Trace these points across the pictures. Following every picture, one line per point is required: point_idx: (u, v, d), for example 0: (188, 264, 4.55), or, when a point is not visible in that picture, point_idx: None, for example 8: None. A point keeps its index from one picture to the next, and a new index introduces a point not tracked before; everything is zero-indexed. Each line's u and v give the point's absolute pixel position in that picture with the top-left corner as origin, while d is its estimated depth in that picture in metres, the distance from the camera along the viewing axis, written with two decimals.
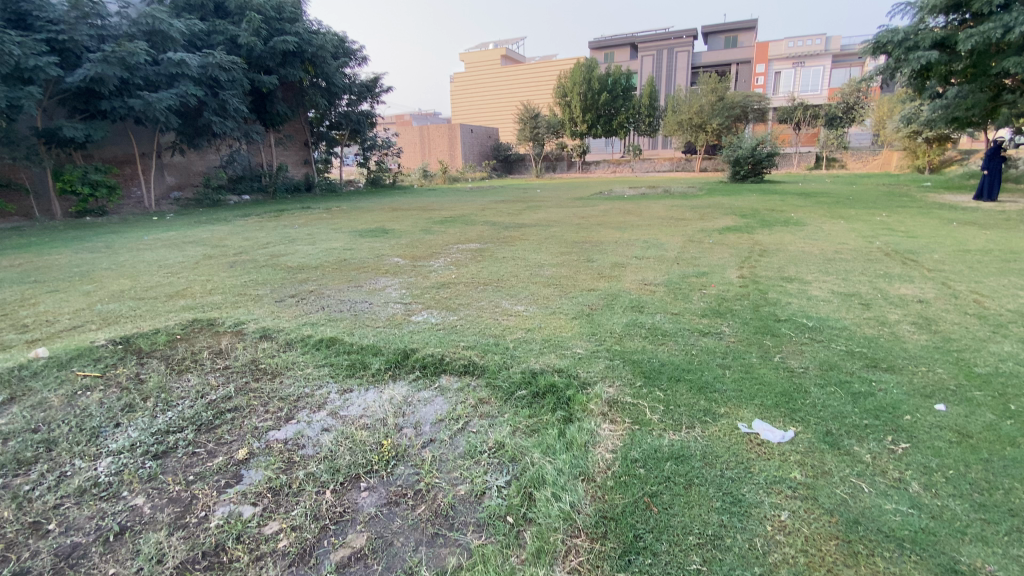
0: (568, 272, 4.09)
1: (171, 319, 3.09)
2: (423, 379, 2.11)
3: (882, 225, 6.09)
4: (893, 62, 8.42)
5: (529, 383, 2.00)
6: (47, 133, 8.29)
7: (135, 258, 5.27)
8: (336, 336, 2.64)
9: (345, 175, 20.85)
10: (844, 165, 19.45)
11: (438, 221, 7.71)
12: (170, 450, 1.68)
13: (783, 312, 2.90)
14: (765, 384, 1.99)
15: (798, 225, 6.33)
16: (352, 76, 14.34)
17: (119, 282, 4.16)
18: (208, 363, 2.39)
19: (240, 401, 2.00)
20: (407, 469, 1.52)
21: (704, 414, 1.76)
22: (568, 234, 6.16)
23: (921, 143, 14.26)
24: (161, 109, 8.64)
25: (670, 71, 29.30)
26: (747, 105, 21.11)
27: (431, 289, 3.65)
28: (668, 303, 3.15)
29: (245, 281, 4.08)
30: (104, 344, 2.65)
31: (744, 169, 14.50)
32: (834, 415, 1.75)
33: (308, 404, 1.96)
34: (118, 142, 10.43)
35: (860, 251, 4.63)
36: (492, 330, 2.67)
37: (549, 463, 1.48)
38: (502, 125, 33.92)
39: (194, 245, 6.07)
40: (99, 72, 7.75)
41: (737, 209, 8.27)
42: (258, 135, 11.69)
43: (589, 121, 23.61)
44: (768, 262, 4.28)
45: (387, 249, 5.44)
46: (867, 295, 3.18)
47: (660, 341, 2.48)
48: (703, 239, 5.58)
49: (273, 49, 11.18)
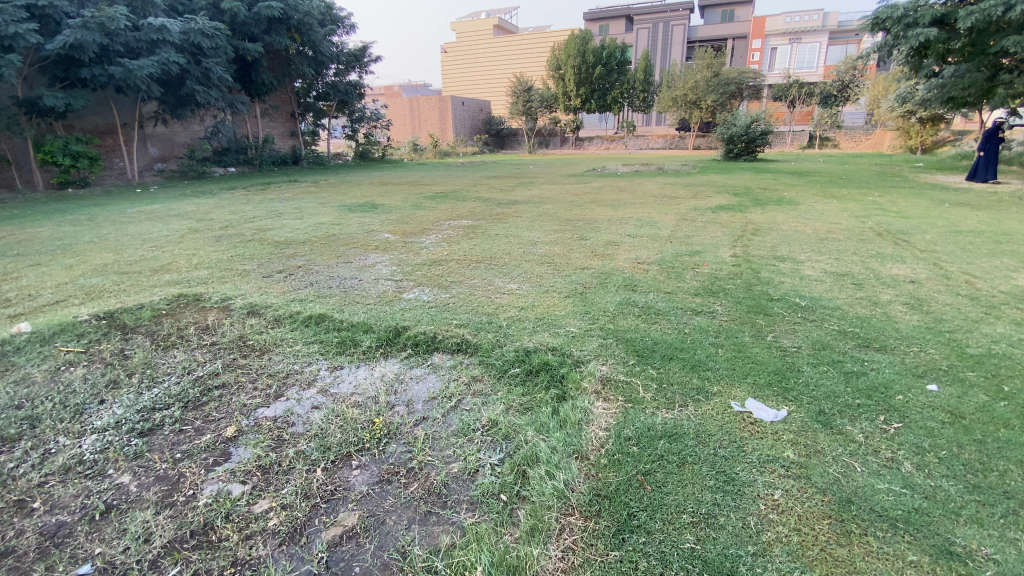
0: (560, 250, 4.04)
1: (156, 294, 3.01)
2: (415, 357, 2.08)
3: (874, 205, 6.09)
4: (891, 39, 8.31)
5: (522, 361, 1.98)
6: (25, 101, 7.98)
7: (118, 231, 5.13)
8: (326, 313, 2.60)
9: (333, 149, 20.43)
10: (837, 144, 19.40)
11: (429, 196, 7.59)
12: (157, 427, 1.64)
13: (776, 292, 2.89)
14: (758, 363, 1.99)
15: (791, 204, 6.31)
16: (339, 45, 13.91)
17: (102, 256, 4.05)
18: (194, 339, 2.34)
19: (228, 378, 1.96)
20: (398, 447, 1.51)
21: (697, 392, 1.76)
22: (561, 211, 6.10)
23: (914, 123, 14.23)
24: (143, 77, 8.33)
25: (666, 45, 28.81)
26: (742, 81, 20.86)
27: (422, 266, 3.60)
28: (661, 282, 3.13)
29: (232, 256, 4.00)
30: (87, 319, 2.59)
31: (738, 147, 14.40)
32: (826, 394, 1.75)
33: (298, 381, 1.93)
34: (98, 111, 10.08)
35: (853, 231, 4.63)
36: (484, 308, 2.64)
37: (543, 442, 1.46)
38: (494, 99, 33.26)
39: (179, 219, 5.93)
40: (79, 39, 7.43)
41: (730, 188, 8.22)
42: (243, 105, 11.35)
43: (583, 95, 23.23)
44: (761, 241, 4.27)
45: (377, 224, 5.35)
46: (860, 275, 3.19)
47: (653, 320, 2.47)
48: (696, 218, 5.54)
49: (258, 15, 10.77)
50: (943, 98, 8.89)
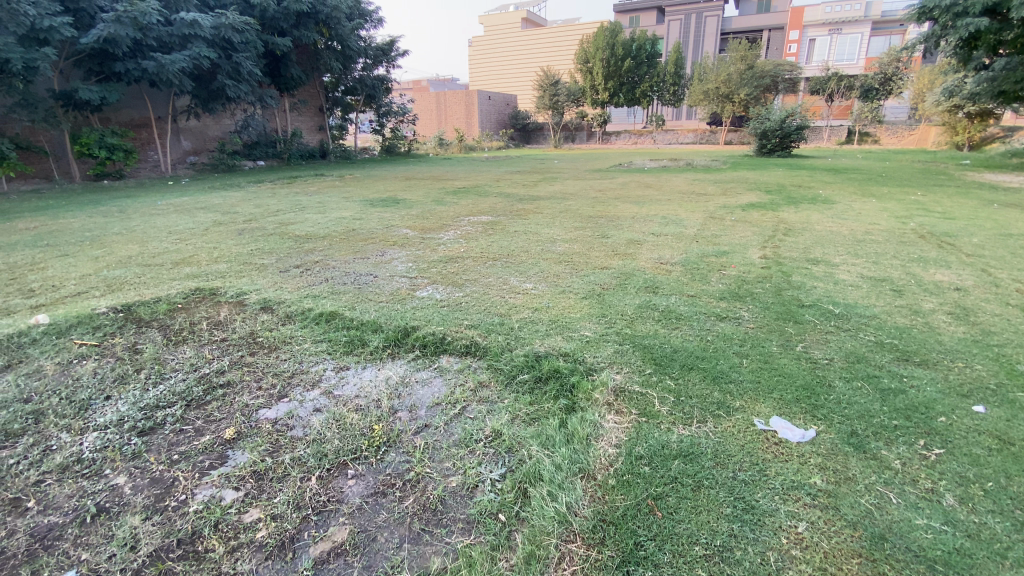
0: (580, 248, 3.94)
1: (174, 288, 3.03)
2: (422, 359, 2.02)
3: (916, 205, 5.77)
4: (938, 29, 7.90)
5: (531, 367, 1.89)
6: (63, 95, 8.25)
7: (146, 223, 5.25)
8: (336, 311, 2.56)
9: (361, 143, 20.62)
10: (877, 140, 18.59)
11: (451, 191, 7.56)
12: (158, 426, 1.62)
13: (807, 297, 2.73)
14: (785, 376, 1.86)
15: (827, 203, 6.03)
16: (367, 39, 13.99)
17: (128, 247, 4.13)
18: (205, 334, 2.33)
19: (234, 376, 1.93)
20: (397, 456, 1.44)
21: (718, 407, 1.65)
22: (584, 207, 5.98)
23: (961, 118, 13.49)
24: (174, 72, 8.50)
25: (698, 37, 28.13)
26: (778, 74, 20.19)
27: (438, 263, 3.54)
28: (685, 284, 3.00)
29: (252, 249, 4.02)
30: (104, 312, 2.62)
31: (772, 142, 13.91)
32: (860, 413, 1.61)
33: (303, 381, 1.89)
34: (134, 105, 10.37)
35: (892, 232, 4.38)
36: (497, 309, 2.56)
37: (547, 458, 1.38)
38: (521, 93, 33.04)
39: (205, 211, 6.02)
40: (112, 33, 7.61)
41: (762, 185, 7.93)
42: (272, 99, 11.52)
43: (612, 88, 22.84)
44: (793, 242, 4.08)
45: (397, 220, 5.32)
46: (899, 281, 2.98)
47: (673, 325, 2.35)
48: (725, 216, 5.34)
49: (287, 9, 10.89)
50: (993, 92, 8.23)
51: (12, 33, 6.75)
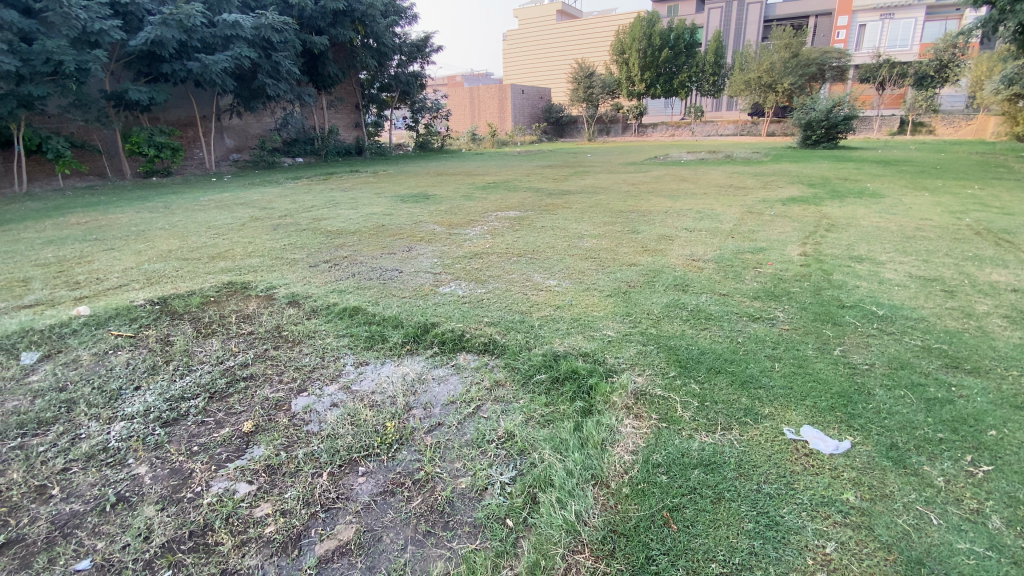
0: (609, 244, 3.85)
1: (208, 282, 3.13)
2: (440, 356, 2.00)
3: (973, 199, 5.39)
4: (998, 14, 7.43)
5: (549, 367, 1.84)
6: (114, 96, 8.67)
7: (187, 218, 5.46)
8: (360, 306, 2.57)
9: (396, 139, 20.90)
10: (933, 131, 17.50)
11: (481, 186, 7.56)
12: (181, 417, 1.67)
13: (848, 297, 2.57)
14: (819, 382, 1.75)
15: (875, 198, 5.70)
16: (402, 36, 14.14)
17: (169, 242, 4.30)
18: (232, 327, 2.38)
19: (256, 369, 1.96)
20: (409, 455, 1.41)
21: (745, 414, 1.56)
22: (614, 202, 5.86)
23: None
24: (217, 72, 8.80)
25: (740, 25, 27.22)
26: (825, 62, 19.31)
27: (463, 259, 3.53)
28: (717, 282, 2.88)
29: (285, 244, 4.11)
30: (142, 304, 2.72)
31: (817, 133, 13.31)
32: (902, 424, 1.50)
33: (322, 375, 1.90)
34: (180, 105, 10.81)
35: (945, 228, 4.10)
36: (519, 306, 2.52)
37: (559, 463, 1.33)
38: (555, 86, 32.77)
39: (243, 207, 6.21)
40: (159, 35, 7.94)
41: (805, 178, 7.58)
42: (310, 97, 11.78)
43: (648, 80, 22.35)
44: (836, 238, 3.87)
45: (426, 215, 5.34)
46: (952, 281, 2.77)
47: (702, 325, 2.25)
48: (763, 211, 5.12)
49: (324, 8, 11.12)
50: None
51: (66, 36, 7.14)
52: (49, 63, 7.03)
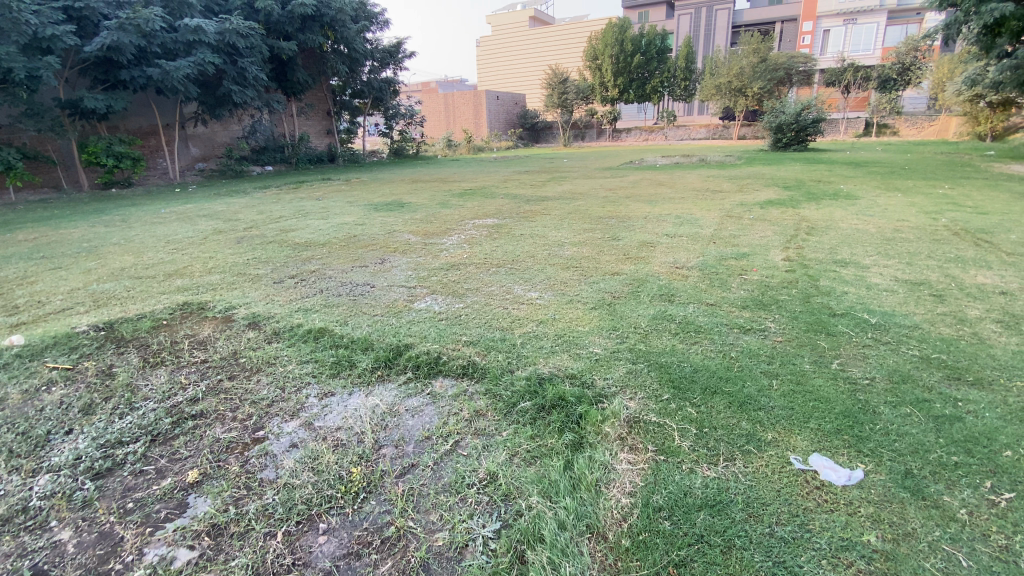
0: (590, 252, 3.73)
1: (161, 303, 2.89)
2: (414, 383, 1.83)
3: (945, 199, 5.45)
4: (962, 15, 7.57)
5: (534, 393, 1.69)
6: (69, 104, 8.24)
7: (145, 232, 5.15)
8: (326, 327, 2.38)
9: (370, 146, 20.57)
10: (896, 132, 18.05)
11: (458, 193, 7.40)
12: (116, 467, 1.47)
13: (838, 304, 2.49)
14: (821, 402, 1.63)
15: (850, 199, 5.74)
16: (373, 42, 13.92)
17: (122, 259, 4.01)
18: (184, 356, 2.16)
19: (208, 406, 1.76)
20: (377, 506, 1.24)
21: (747, 442, 1.43)
22: (594, 208, 5.77)
23: (983, 107, 12.98)
24: (179, 78, 8.45)
25: (709, 31, 27.75)
26: (792, 67, 19.76)
27: (439, 271, 3.36)
28: (703, 291, 2.78)
29: (249, 259, 3.88)
30: (85, 331, 2.48)
31: (787, 136, 13.53)
32: (915, 448, 1.39)
33: (282, 411, 1.71)
34: (141, 113, 10.38)
35: (923, 229, 4.11)
36: (499, 322, 2.37)
37: (549, 512, 1.18)
38: (529, 92, 32.87)
39: (206, 219, 5.91)
40: (116, 40, 7.59)
41: (780, 180, 7.63)
42: (279, 104, 11.45)
43: (621, 85, 22.52)
44: (817, 242, 3.82)
45: (400, 224, 5.15)
46: (939, 284, 2.73)
47: (692, 339, 2.13)
48: (742, 215, 5.08)
49: (291, 13, 10.84)
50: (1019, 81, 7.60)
51: (14, 43, 6.75)
52: None
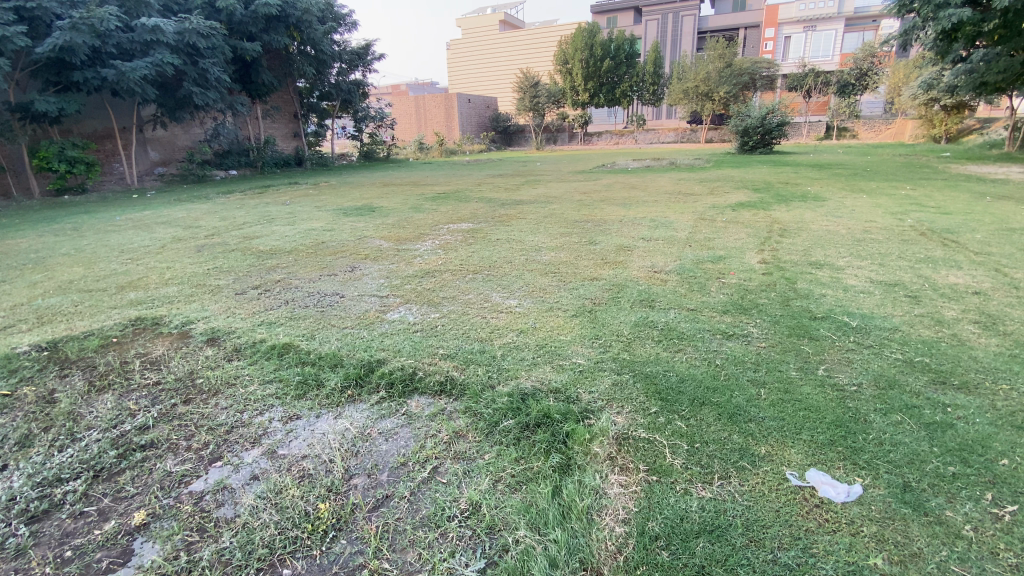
0: (567, 257, 3.66)
1: (112, 318, 2.68)
2: (387, 403, 1.71)
3: (909, 200, 5.61)
4: (920, 20, 7.82)
5: (517, 410, 1.59)
6: (17, 107, 7.77)
7: (99, 242, 4.85)
8: (292, 342, 2.23)
9: (339, 149, 20.15)
10: (856, 135, 18.72)
11: (430, 197, 7.27)
12: (53, 510, 1.30)
13: (818, 307, 2.48)
14: (811, 411, 1.59)
15: (818, 201, 5.86)
16: (341, 43, 13.65)
17: (72, 271, 3.75)
18: (133, 378, 1.99)
19: (159, 434, 1.60)
20: (348, 545, 1.13)
21: (740, 457, 1.37)
22: (568, 211, 5.73)
23: (937, 111, 13.56)
24: (136, 80, 8.05)
25: (676, 36, 28.30)
26: (756, 72, 20.31)
27: (413, 278, 3.24)
28: (683, 296, 2.73)
29: (210, 268, 3.67)
30: (25, 351, 2.27)
31: (753, 139, 13.83)
32: (910, 458, 1.36)
33: (241, 438, 1.57)
34: (96, 115, 9.89)
35: (891, 229, 4.19)
36: (478, 332, 2.28)
37: (539, 549, 1.08)
38: (500, 95, 32.86)
39: (165, 226, 5.61)
40: (68, 40, 7.19)
41: (749, 183, 7.77)
42: (243, 107, 11.08)
43: (592, 89, 22.72)
44: (791, 243, 3.85)
45: (371, 230, 4.99)
46: (913, 285, 2.76)
47: (676, 347, 2.08)
48: (716, 217, 5.12)
49: (255, 14, 10.51)
50: (973, 84, 8.30)
51: None
52: None
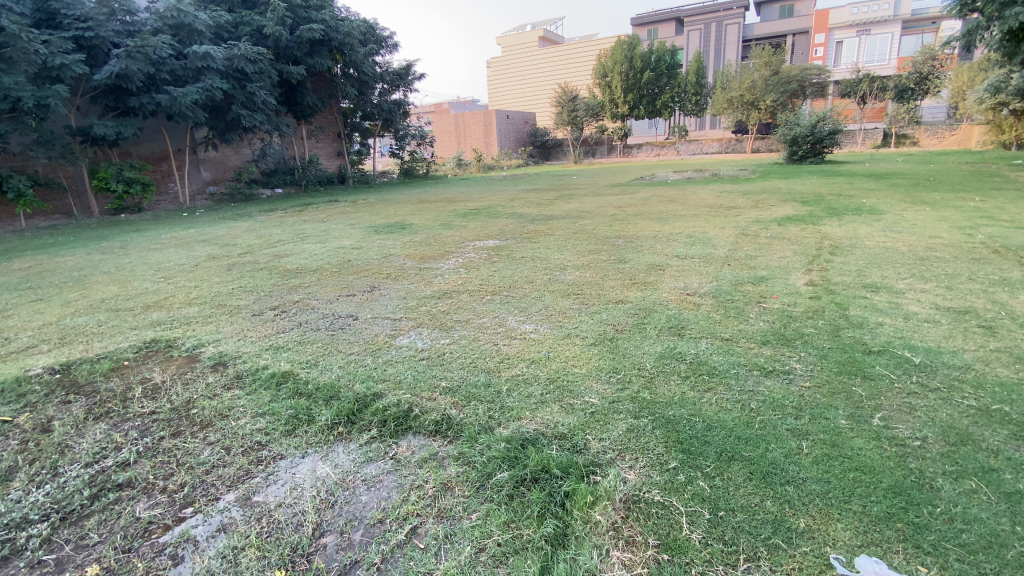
0: (593, 277, 3.47)
1: (128, 340, 2.69)
2: (378, 443, 1.57)
3: (978, 212, 5.11)
4: (984, 20, 7.25)
5: (513, 462, 1.41)
6: (79, 131, 8.30)
7: (139, 260, 5.02)
8: (292, 370, 2.14)
9: (381, 167, 20.66)
10: (916, 142, 17.61)
11: (462, 213, 7.24)
12: (13, 556, 1.23)
13: (873, 339, 2.19)
14: (864, 472, 1.33)
15: (873, 213, 5.42)
16: (382, 65, 14.06)
17: (106, 289, 3.87)
18: (131, 406, 1.94)
19: (138, 472, 1.53)
20: None
21: (773, 532, 1.14)
22: (600, 226, 5.53)
23: (1007, 116, 12.57)
24: (187, 104, 8.45)
25: (719, 45, 27.66)
26: (805, 79, 19.55)
27: (429, 299, 3.13)
28: (716, 323, 2.49)
29: (234, 288, 3.69)
30: (39, 374, 2.28)
31: (803, 149, 13.18)
32: (988, 542, 1.10)
33: (219, 481, 1.46)
34: (152, 138, 10.48)
35: (958, 246, 3.78)
36: (486, 362, 2.11)
37: None
38: (539, 111, 33.05)
39: (204, 245, 5.77)
40: (124, 67, 7.64)
41: (796, 195, 7.32)
42: (289, 127, 11.47)
43: (632, 101, 22.39)
44: (842, 262, 3.51)
45: (398, 248, 4.94)
46: (986, 313, 2.40)
47: (705, 386, 1.84)
48: (758, 232, 4.80)
49: (300, 38, 10.91)
50: None
51: (26, 72, 6.81)
52: (7, 99, 6.72)
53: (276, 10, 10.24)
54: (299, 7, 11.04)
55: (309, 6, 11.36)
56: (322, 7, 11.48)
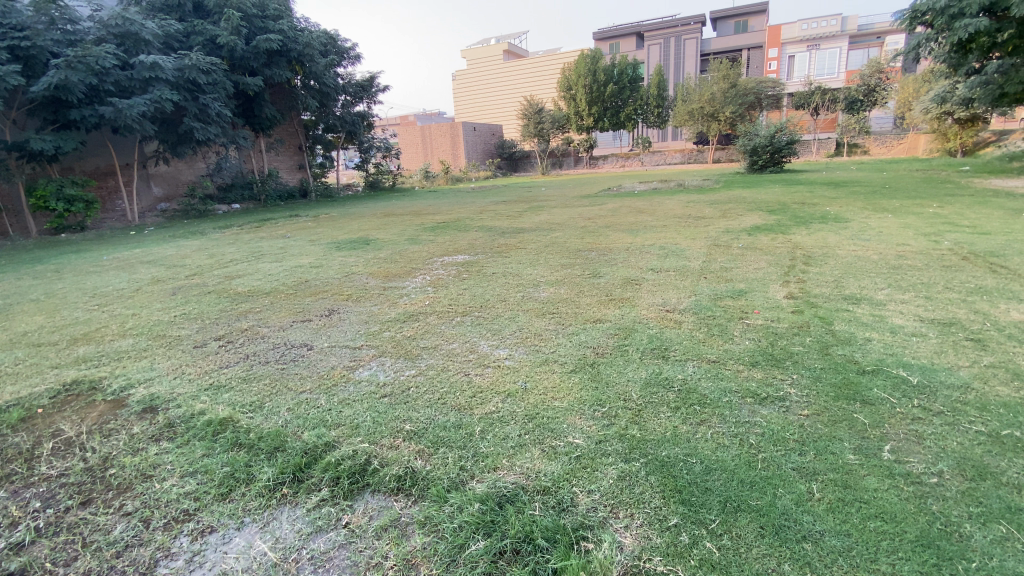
0: (568, 293, 3.31)
1: (45, 382, 2.35)
2: (331, 507, 1.34)
3: (939, 218, 5.22)
4: (932, 33, 7.54)
5: (490, 529, 1.21)
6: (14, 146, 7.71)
7: (74, 285, 4.60)
8: (233, 415, 1.86)
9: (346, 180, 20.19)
10: (867, 151, 18.44)
11: (429, 227, 7.02)
12: None
13: (864, 357, 2.08)
14: (885, 521, 1.18)
15: (839, 221, 5.49)
16: (344, 76, 13.74)
17: (32, 319, 3.48)
18: (37, 468, 1.64)
19: (32, 558, 1.25)
20: None
21: None
22: (572, 239, 5.40)
23: (951, 124, 13.35)
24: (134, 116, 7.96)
25: (679, 59, 28.42)
26: (761, 92, 20.23)
27: (394, 323, 2.89)
28: (701, 343, 2.35)
29: (178, 314, 3.37)
30: None
31: (763, 158, 13.52)
32: None
33: (131, 566, 1.20)
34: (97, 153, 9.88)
35: (927, 253, 3.79)
36: (456, 397, 1.90)
37: None
38: (506, 123, 33.12)
39: (148, 266, 5.35)
40: (64, 78, 7.15)
41: (763, 204, 7.39)
42: (246, 140, 11.01)
43: (596, 113, 22.67)
44: (818, 273, 3.46)
45: (361, 265, 4.67)
46: (972, 325, 2.34)
47: (697, 418, 1.68)
48: (730, 243, 4.75)
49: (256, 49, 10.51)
50: (991, 96, 7.82)
51: None
52: None
53: (230, 20, 9.84)
54: (255, 17, 10.66)
55: (265, 16, 11.00)
56: (279, 18, 11.14)
